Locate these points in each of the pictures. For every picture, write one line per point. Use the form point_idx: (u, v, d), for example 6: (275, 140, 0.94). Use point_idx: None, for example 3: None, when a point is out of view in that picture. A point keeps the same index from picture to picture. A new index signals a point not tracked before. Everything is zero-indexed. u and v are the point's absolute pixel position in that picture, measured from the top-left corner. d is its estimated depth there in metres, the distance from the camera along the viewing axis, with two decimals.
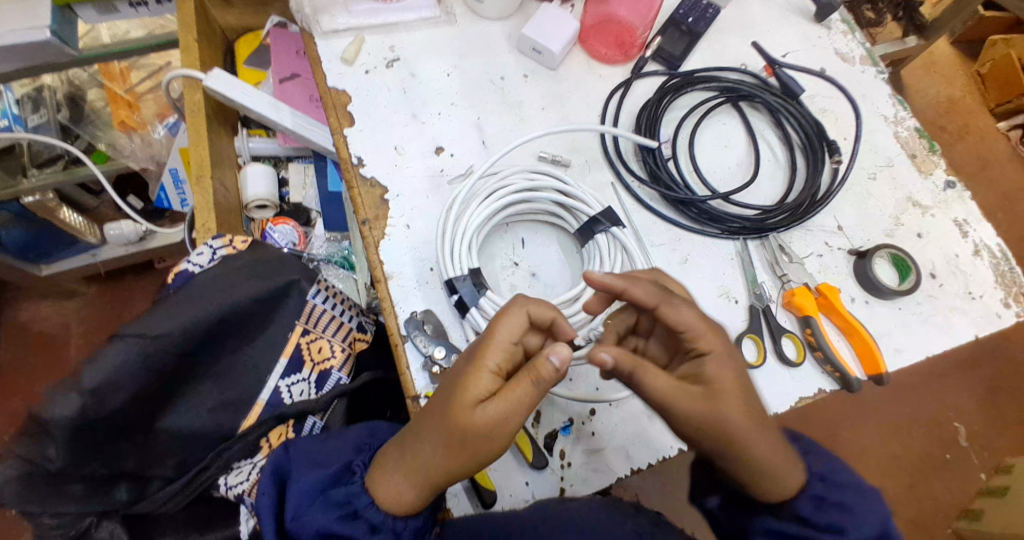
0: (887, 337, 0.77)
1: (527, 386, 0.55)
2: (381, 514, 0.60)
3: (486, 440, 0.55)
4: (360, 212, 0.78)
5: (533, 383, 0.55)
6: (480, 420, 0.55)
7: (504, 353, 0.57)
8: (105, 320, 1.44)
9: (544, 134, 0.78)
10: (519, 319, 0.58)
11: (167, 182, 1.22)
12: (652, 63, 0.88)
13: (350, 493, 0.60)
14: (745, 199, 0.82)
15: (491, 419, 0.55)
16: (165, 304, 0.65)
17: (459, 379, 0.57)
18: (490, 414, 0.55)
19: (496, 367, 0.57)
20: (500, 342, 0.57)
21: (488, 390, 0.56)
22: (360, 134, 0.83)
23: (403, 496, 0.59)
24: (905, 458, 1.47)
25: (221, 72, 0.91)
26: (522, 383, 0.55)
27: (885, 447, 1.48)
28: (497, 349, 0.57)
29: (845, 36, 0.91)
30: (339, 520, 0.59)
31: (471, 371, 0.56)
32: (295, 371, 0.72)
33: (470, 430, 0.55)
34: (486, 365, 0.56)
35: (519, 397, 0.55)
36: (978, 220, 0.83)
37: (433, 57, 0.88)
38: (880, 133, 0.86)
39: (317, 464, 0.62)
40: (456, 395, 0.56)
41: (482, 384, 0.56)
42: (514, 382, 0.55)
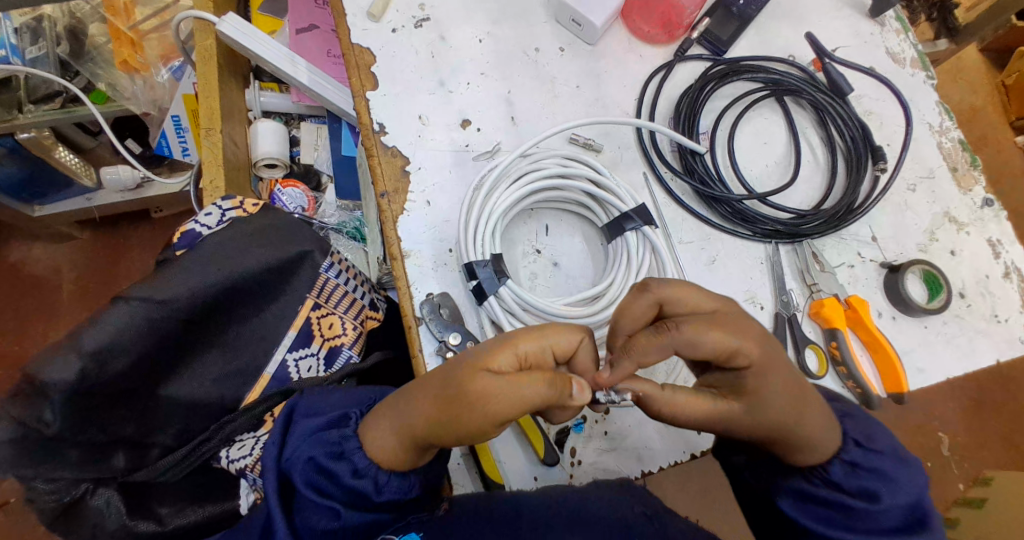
0: (910, 355, 0.75)
1: (540, 382, 0.50)
2: (365, 460, 0.56)
3: (475, 416, 0.50)
4: (379, 184, 0.74)
5: (549, 386, 0.50)
6: (476, 389, 0.49)
7: (540, 349, 0.54)
8: (97, 268, 1.40)
9: (584, 121, 0.74)
10: (574, 337, 0.55)
11: (167, 129, 1.17)
12: (697, 46, 0.84)
13: (342, 435, 0.57)
14: (780, 201, 0.79)
15: (488, 392, 0.49)
16: (174, 267, 0.61)
17: (486, 345, 0.53)
18: (490, 387, 0.49)
19: (525, 354, 0.53)
20: (544, 336, 0.54)
21: (505, 368, 0.52)
22: (383, 98, 0.78)
23: (383, 441, 0.56)
24: None
25: (238, 19, 0.86)
26: (540, 379, 0.50)
27: None
28: (537, 340, 0.53)
29: (897, 35, 0.87)
30: (328, 456, 0.56)
31: (500, 344, 0.52)
32: (303, 346, 0.69)
33: (464, 393, 0.50)
34: (517, 347, 0.52)
35: (525, 393, 0.49)
36: (1011, 241, 0.80)
37: (466, 21, 0.83)
38: (923, 142, 0.83)
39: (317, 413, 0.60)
40: (474, 356, 0.52)
41: (503, 361, 0.52)
42: (532, 373, 0.50)
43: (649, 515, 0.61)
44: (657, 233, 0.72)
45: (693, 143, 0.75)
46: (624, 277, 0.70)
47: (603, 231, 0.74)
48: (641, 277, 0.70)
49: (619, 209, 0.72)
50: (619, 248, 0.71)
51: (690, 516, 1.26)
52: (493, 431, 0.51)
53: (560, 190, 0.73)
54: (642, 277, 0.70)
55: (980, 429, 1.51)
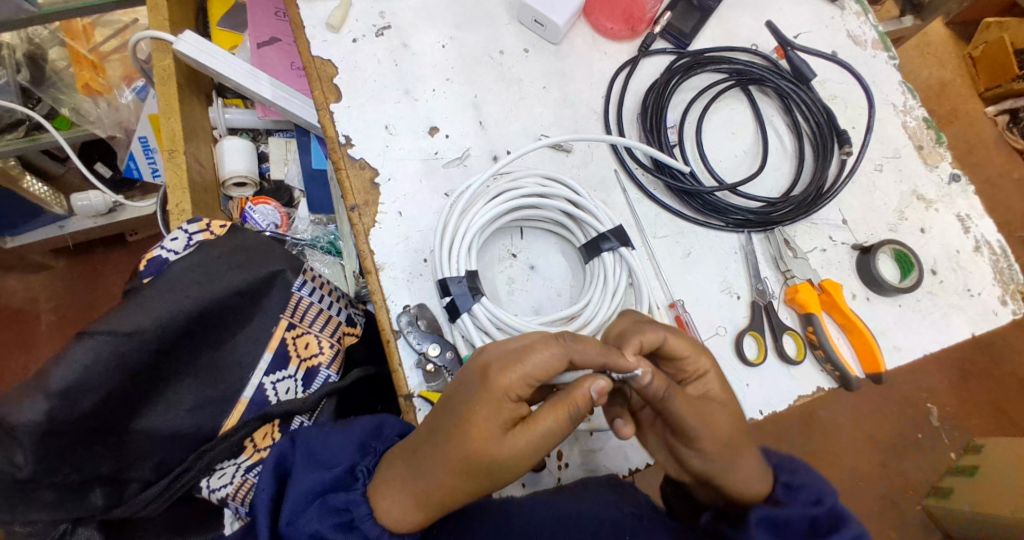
0: (885, 334, 0.75)
1: (558, 418, 0.52)
2: (378, 529, 0.54)
3: (511, 471, 0.52)
4: (349, 198, 0.74)
5: (569, 416, 0.52)
6: (506, 450, 0.51)
7: (527, 383, 0.52)
8: (78, 296, 1.38)
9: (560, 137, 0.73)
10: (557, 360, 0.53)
11: (136, 151, 1.16)
12: (661, 41, 0.84)
13: (349, 501, 0.55)
14: (751, 190, 0.80)
15: (519, 452, 0.51)
16: (134, 300, 0.60)
17: (482, 403, 0.51)
18: (520, 442, 0.51)
19: (519, 393, 0.52)
20: (525, 369, 0.51)
21: (513, 414, 0.52)
22: (348, 110, 0.78)
23: (406, 517, 0.54)
24: (880, 437, 1.49)
25: (195, 38, 0.84)
26: (558, 415, 0.52)
27: (856, 425, 1.50)
28: (525, 378, 0.52)
29: (858, 17, 0.88)
30: (334, 528, 0.53)
31: (489, 396, 0.51)
32: (280, 368, 0.68)
33: (494, 462, 0.51)
34: (507, 391, 0.51)
35: (550, 433, 0.52)
36: (979, 215, 0.81)
37: (428, 28, 0.82)
38: (889, 123, 0.84)
39: (319, 464, 0.57)
40: (479, 425, 0.51)
41: (504, 411, 0.51)
42: (545, 415, 0.52)
43: (638, 516, 0.60)
44: (634, 255, 0.71)
45: (676, 162, 0.75)
46: (601, 295, 0.69)
47: (581, 250, 0.73)
48: (618, 297, 0.69)
49: (596, 230, 0.71)
50: (596, 269, 0.70)
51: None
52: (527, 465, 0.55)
53: (539, 208, 0.73)
54: (618, 297, 0.69)
55: (967, 399, 1.54)
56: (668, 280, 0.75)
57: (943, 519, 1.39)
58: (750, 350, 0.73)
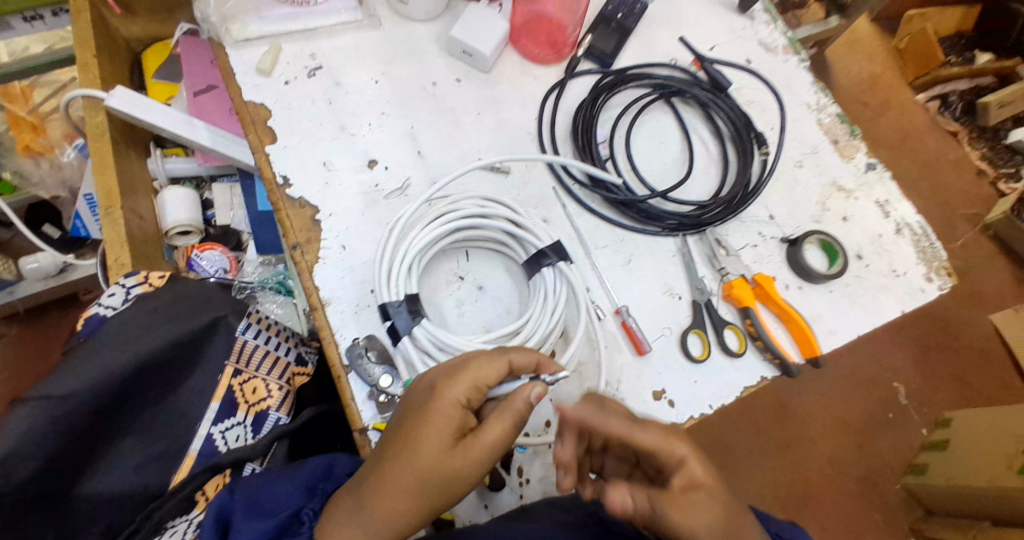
0: (820, 320, 0.78)
1: (501, 425, 0.53)
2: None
3: (460, 482, 0.52)
4: (290, 236, 0.74)
5: (514, 421, 0.53)
6: (451, 457, 0.52)
7: (473, 389, 0.54)
8: (34, 361, 1.34)
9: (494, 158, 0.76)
10: (498, 365, 0.55)
11: (82, 209, 1.13)
12: (585, 62, 0.88)
13: None
14: (684, 194, 0.83)
15: (463, 458, 0.52)
16: (70, 363, 0.60)
17: (425, 410, 0.54)
18: (469, 451, 0.52)
19: (461, 399, 0.54)
20: (465, 375, 0.54)
21: (457, 421, 0.53)
22: (284, 151, 0.78)
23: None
24: (854, 422, 1.53)
25: (127, 92, 0.85)
26: (499, 419, 0.53)
27: (829, 413, 1.53)
28: (466, 382, 0.54)
29: (767, 27, 0.92)
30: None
31: (438, 404, 0.53)
32: (228, 416, 0.68)
33: (440, 470, 0.52)
34: (453, 399, 0.53)
35: (492, 439, 0.53)
36: (897, 199, 0.85)
37: (359, 66, 0.84)
38: (803, 122, 0.88)
39: (259, 512, 0.56)
40: (423, 431, 0.53)
41: (452, 420, 0.53)
42: (489, 421, 0.53)
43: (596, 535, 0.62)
44: (573, 268, 0.73)
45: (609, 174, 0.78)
46: (542, 310, 0.70)
47: (523, 267, 0.75)
48: (558, 313, 0.70)
49: (536, 246, 0.73)
50: (538, 284, 0.72)
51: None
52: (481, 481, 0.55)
53: (480, 229, 0.74)
54: (560, 311, 0.70)
55: (931, 376, 1.59)
56: (612, 288, 0.77)
57: (922, 494, 1.42)
58: (695, 348, 0.75)
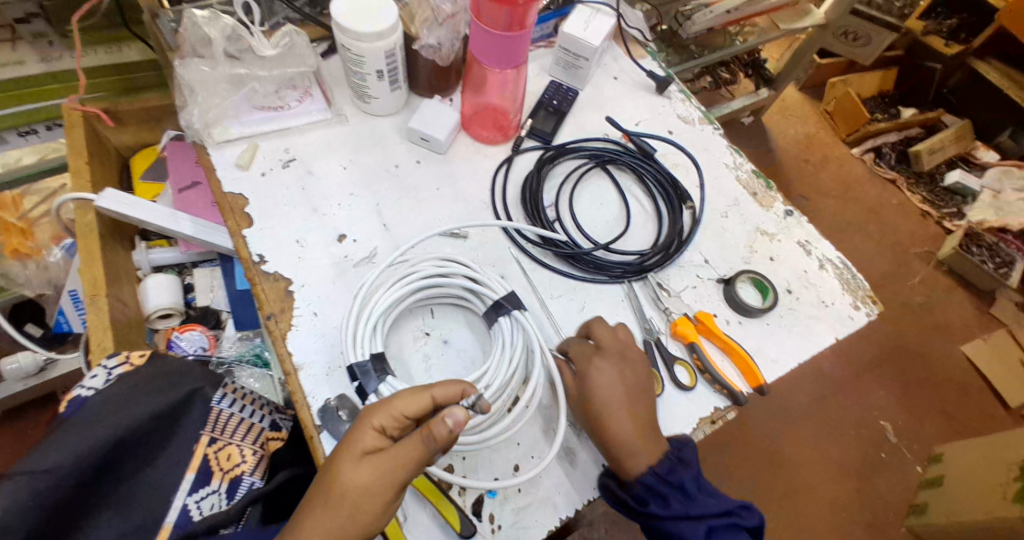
0: (762, 351, 0.83)
1: (414, 445, 0.57)
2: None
3: (373, 502, 0.56)
4: (265, 308, 0.80)
5: (420, 443, 0.57)
6: (361, 476, 0.56)
7: (393, 417, 0.59)
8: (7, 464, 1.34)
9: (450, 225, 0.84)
10: (420, 398, 0.60)
11: (66, 305, 1.17)
12: (528, 141, 0.97)
13: None
14: (627, 246, 0.91)
15: (374, 476, 0.56)
16: (56, 438, 0.64)
17: (347, 435, 0.59)
18: (374, 468, 0.56)
19: (379, 425, 0.58)
20: (388, 405, 0.59)
21: (373, 445, 0.58)
22: (261, 233, 0.86)
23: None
24: (850, 465, 1.55)
25: (116, 194, 0.93)
26: (413, 440, 0.57)
27: (827, 461, 1.55)
28: (386, 410, 0.59)
29: (683, 102, 1.04)
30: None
31: (358, 427, 0.58)
32: (203, 485, 0.70)
33: (353, 489, 0.56)
34: (372, 423, 0.58)
35: (402, 459, 0.56)
36: (817, 239, 0.93)
37: (329, 156, 0.93)
38: (724, 179, 0.97)
39: None
40: (341, 454, 0.57)
41: (367, 442, 0.57)
42: (403, 443, 0.57)
43: None
44: (528, 316, 0.79)
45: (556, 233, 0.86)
46: (501, 357, 0.75)
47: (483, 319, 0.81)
48: (517, 360, 0.75)
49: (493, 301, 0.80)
50: (497, 335, 0.78)
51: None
52: (390, 506, 0.57)
53: (440, 287, 0.81)
54: (518, 357, 0.76)
55: (913, 409, 1.64)
56: (567, 334, 0.83)
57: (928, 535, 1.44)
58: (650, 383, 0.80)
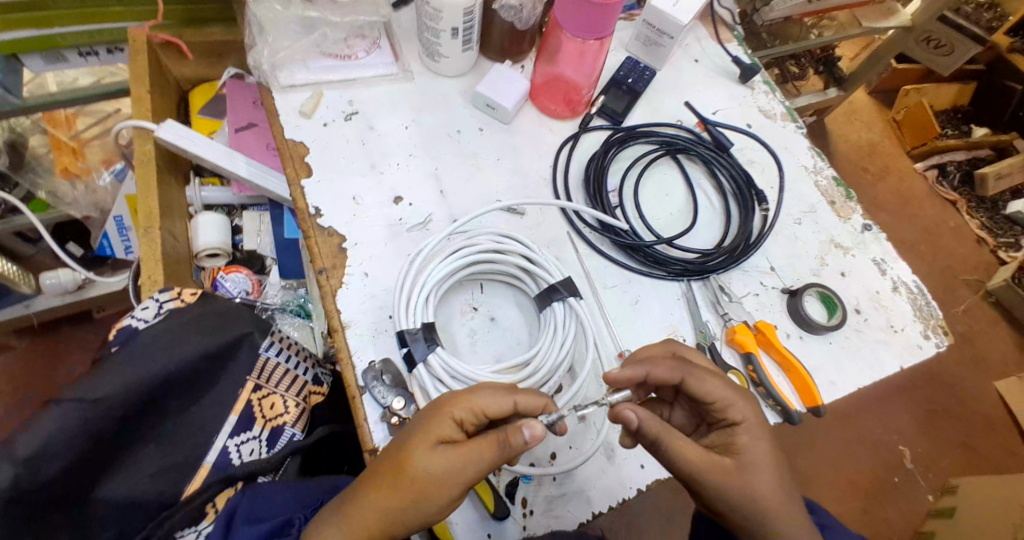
0: (821, 371, 0.81)
1: (488, 448, 0.54)
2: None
3: (435, 494, 0.54)
4: (317, 262, 0.79)
5: (495, 447, 0.54)
6: (430, 467, 0.54)
7: (472, 412, 0.56)
8: (38, 376, 1.36)
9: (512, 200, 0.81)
10: (504, 399, 0.57)
11: (110, 230, 1.17)
12: (596, 119, 0.94)
13: None
14: (688, 243, 0.87)
15: (443, 470, 0.54)
16: (108, 365, 0.63)
17: (423, 420, 0.56)
18: (447, 462, 0.54)
19: (459, 418, 0.56)
20: (471, 400, 0.56)
21: (448, 436, 0.55)
22: (318, 184, 0.84)
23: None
24: (859, 484, 1.52)
25: (177, 125, 0.92)
26: (488, 442, 0.54)
27: (839, 476, 1.52)
28: (468, 404, 0.56)
29: (767, 95, 0.99)
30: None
31: (435, 416, 0.56)
32: (245, 429, 0.71)
33: (419, 477, 0.54)
34: (451, 415, 0.56)
35: (474, 459, 0.54)
36: (893, 259, 0.89)
37: (391, 113, 0.91)
38: (803, 182, 0.93)
39: (257, 519, 0.60)
40: (414, 438, 0.55)
41: (444, 433, 0.55)
42: (477, 441, 0.55)
43: None
44: (582, 304, 0.77)
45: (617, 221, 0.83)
46: (551, 342, 0.74)
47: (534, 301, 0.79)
48: (567, 345, 0.74)
49: (547, 282, 0.77)
50: (547, 318, 0.76)
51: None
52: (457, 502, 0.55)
53: (494, 263, 0.79)
54: (568, 344, 0.74)
55: (932, 433, 1.61)
56: (617, 327, 0.81)
57: None
58: None
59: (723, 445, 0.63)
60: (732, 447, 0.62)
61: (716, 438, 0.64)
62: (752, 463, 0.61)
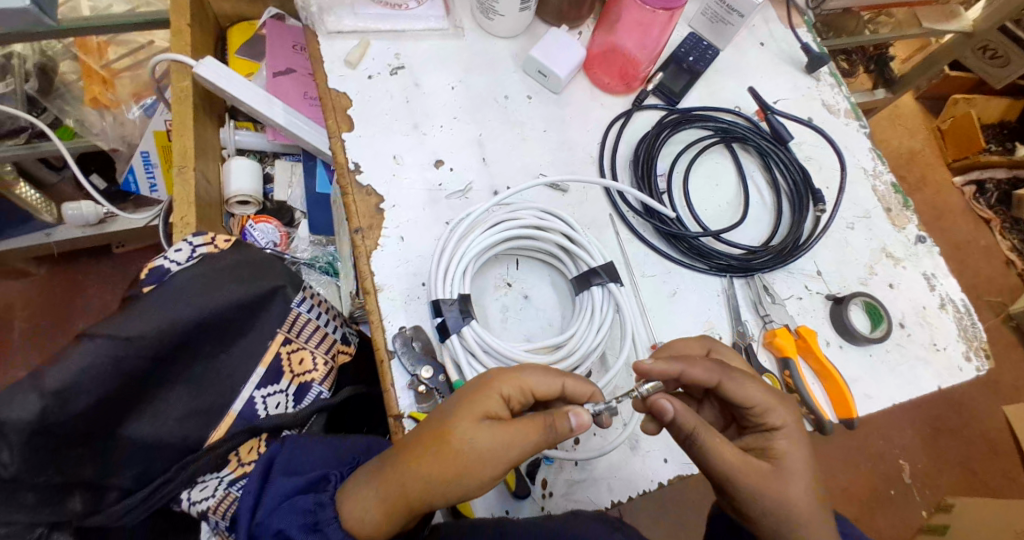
0: (857, 382, 0.79)
1: (534, 428, 0.54)
2: (340, 534, 0.54)
3: (478, 470, 0.52)
4: (354, 221, 0.77)
5: (540, 428, 0.54)
6: (474, 442, 0.52)
7: (519, 389, 0.56)
8: (56, 303, 1.36)
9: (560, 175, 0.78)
10: (551, 382, 0.58)
11: (137, 165, 1.15)
12: (652, 97, 0.89)
13: (317, 502, 0.55)
14: (734, 237, 0.85)
15: (488, 445, 0.52)
16: (140, 304, 0.61)
17: (468, 393, 0.55)
18: (492, 439, 0.53)
19: (506, 394, 0.55)
20: (520, 377, 0.56)
21: (494, 412, 0.54)
22: (359, 139, 0.81)
23: (365, 515, 0.54)
24: (854, 493, 1.50)
25: (215, 62, 0.88)
26: (536, 422, 0.54)
27: (835, 483, 1.50)
28: (516, 381, 0.56)
29: (833, 88, 0.95)
30: (301, 529, 0.54)
31: (481, 391, 0.55)
32: (272, 382, 0.70)
33: (463, 450, 0.52)
34: (497, 391, 0.55)
35: (520, 438, 0.53)
36: (944, 274, 0.86)
37: (439, 71, 0.87)
38: (860, 185, 0.90)
39: (295, 472, 0.58)
40: (459, 410, 0.54)
41: (489, 409, 0.54)
42: (524, 420, 0.54)
43: None
44: (622, 291, 0.75)
45: (664, 207, 0.79)
46: (587, 327, 0.72)
47: (572, 283, 0.77)
48: (603, 331, 0.72)
49: (588, 264, 0.75)
50: (585, 302, 0.74)
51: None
52: (496, 481, 0.54)
53: (533, 240, 0.76)
54: (604, 330, 0.72)
55: (934, 449, 1.59)
56: (653, 317, 0.79)
57: None
58: None
59: (760, 449, 0.61)
60: (769, 452, 0.60)
61: (751, 442, 0.62)
62: (793, 473, 0.59)
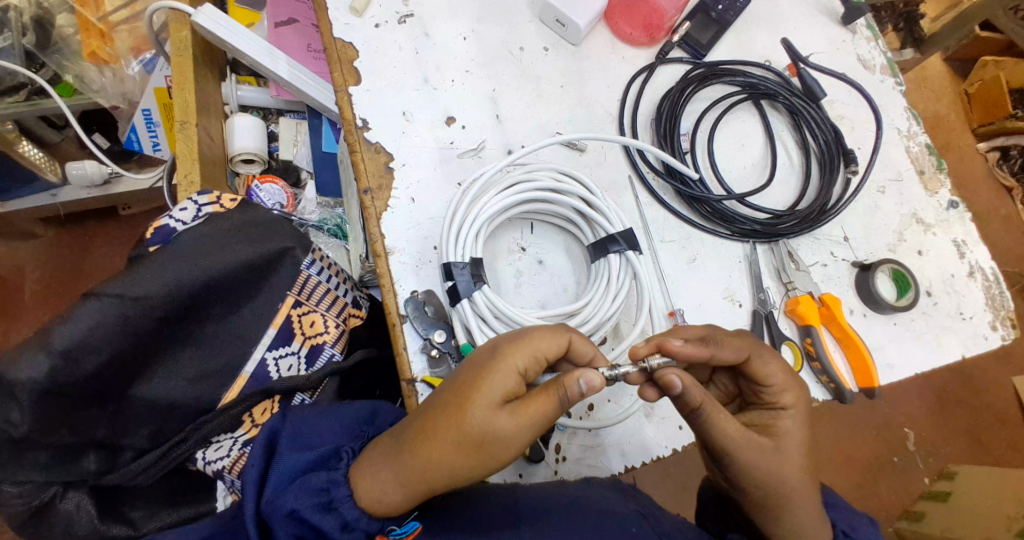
0: (880, 351, 0.77)
1: (552, 404, 0.52)
2: (356, 511, 0.53)
3: (503, 451, 0.51)
4: (363, 180, 0.74)
5: (555, 400, 0.52)
6: (495, 426, 0.51)
7: (531, 359, 0.53)
8: (65, 267, 1.35)
9: (579, 135, 0.74)
10: (560, 339, 0.55)
11: (139, 123, 1.13)
12: (678, 49, 0.85)
13: (330, 480, 0.53)
14: (758, 200, 0.81)
15: (509, 430, 0.51)
16: (146, 264, 0.59)
17: (481, 370, 0.52)
18: (513, 422, 0.51)
19: (521, 369, 0.53)
20: (530, 347, 0.53)
21: (511, 392, 0.52)
22: (367, 94, 0.78)
23: (386, 496, 0.53)
24: (856, 460, 1.49)
25: (215, 11, 0.84)
26: (552, 399, 0.52)
27: (835, 447, 1.49)
28: (527, 352, 0.53)
29: (868, 42, 0.90)
30: (315, 508, 0.52)
31: (496, 366, 0.52)
32: (284, 344, 0.68)
33: (485, 434, 0.51)
34: (513, 366, 0.52)
35: (540, 418, 0.51)
36: (975, 241, 0.83)
37: (451, 19, 0.83)
38: (892, 147, 0.86)
39: (303, 447, 0.56)
40: (476, 394, 0.51)
41: (506, 386, 0.52)
42: (540, 398, 0.52)
43: (644, 513, 0.57)
44: (640, 259, 0.72)
45: (687, 168, 0.76)
46: (602, 297, 0.69)
47: (588, 249, 0.73)
48: (619, 300, 0.69)
49: (606, 230, 0.72)
50: (602, 269, 0.71)
51: (671, 508, 1.32)
52: (517, 455, 0.53)
53: (551, 203, 0.73)
54: (620, 299, 0.69)
55: (942, 417, 1.57)
56: (671, 284, 0.76)
57: None
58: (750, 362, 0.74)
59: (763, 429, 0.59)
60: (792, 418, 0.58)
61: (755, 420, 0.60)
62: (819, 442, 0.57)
